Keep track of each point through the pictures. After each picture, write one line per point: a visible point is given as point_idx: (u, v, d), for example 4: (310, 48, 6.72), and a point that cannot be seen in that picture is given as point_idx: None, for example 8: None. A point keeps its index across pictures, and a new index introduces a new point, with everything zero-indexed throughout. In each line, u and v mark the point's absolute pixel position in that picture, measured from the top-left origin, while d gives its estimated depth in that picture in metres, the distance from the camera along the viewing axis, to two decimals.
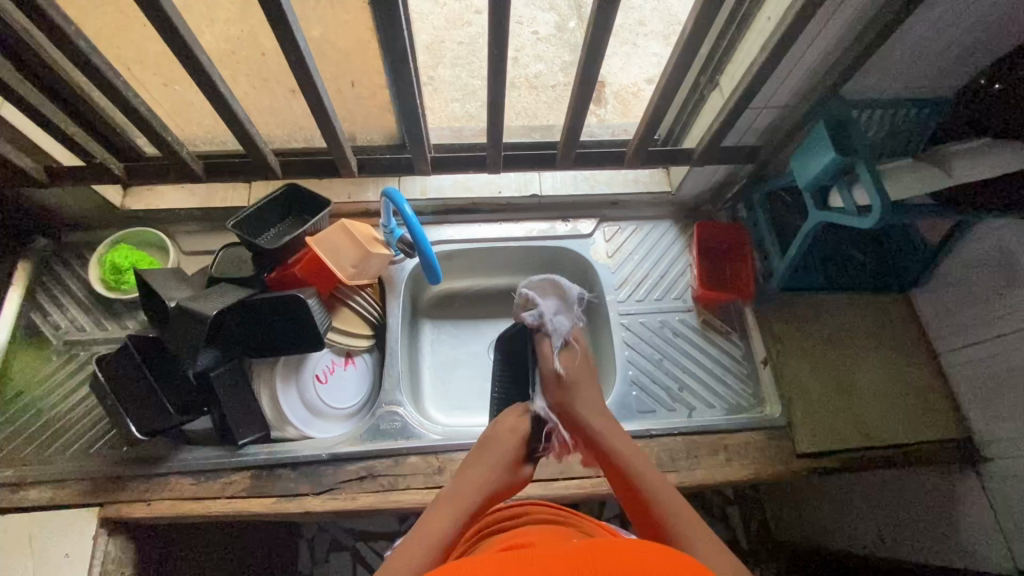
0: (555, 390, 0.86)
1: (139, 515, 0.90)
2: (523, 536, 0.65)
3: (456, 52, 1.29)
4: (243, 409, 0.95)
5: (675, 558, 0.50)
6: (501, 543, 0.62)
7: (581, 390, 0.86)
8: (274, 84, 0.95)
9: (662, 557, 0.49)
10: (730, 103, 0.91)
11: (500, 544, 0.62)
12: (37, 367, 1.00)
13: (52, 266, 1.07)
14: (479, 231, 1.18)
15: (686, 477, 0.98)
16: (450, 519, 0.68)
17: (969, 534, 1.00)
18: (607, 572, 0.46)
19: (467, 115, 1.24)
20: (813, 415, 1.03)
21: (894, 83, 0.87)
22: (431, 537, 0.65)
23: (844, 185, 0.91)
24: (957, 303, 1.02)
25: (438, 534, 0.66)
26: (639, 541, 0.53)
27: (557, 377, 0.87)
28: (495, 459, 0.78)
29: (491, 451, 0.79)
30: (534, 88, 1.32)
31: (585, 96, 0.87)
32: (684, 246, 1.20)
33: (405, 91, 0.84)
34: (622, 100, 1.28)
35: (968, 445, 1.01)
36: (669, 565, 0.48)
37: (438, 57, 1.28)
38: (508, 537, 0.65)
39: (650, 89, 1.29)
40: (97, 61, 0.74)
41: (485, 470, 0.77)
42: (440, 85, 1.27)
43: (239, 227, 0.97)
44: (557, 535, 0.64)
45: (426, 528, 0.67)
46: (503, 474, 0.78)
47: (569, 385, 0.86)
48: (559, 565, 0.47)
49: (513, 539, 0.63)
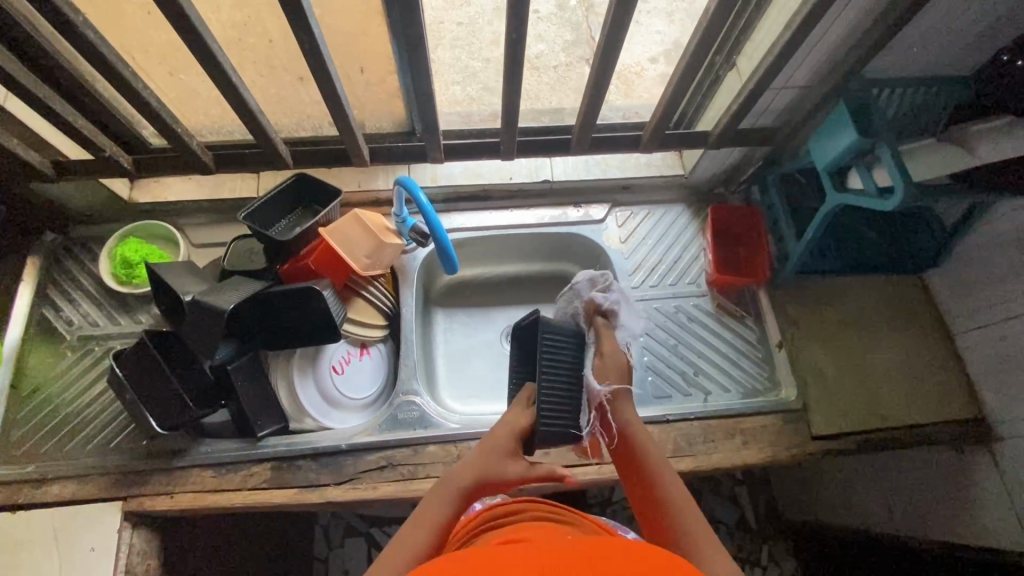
0: (615, 371, 0.80)
1: (163, 508, 0.90)
2: (521, 532, 0.65)
3: (455, 31, 1.20)
4: (262, 401, 0.95)
5: (670, 563, 0.49)
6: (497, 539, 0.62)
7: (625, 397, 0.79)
8: (281, 71, 0.93)
9: (659, 563, 0.49)
10: (749, 84, 0.89)
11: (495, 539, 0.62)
12: (52, 363, 1.00)
13: (61, 260, 1.06)
14: (489, 218, 1.17)
15: (703, 461, 0.98)
16: (444, 506, 0.70)
17: (982, 511, 1.01)
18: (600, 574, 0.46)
19: (468, 99, 1.20)
20: (828, 397, 1.03)
21: (916, 60, 0.85)
22: (424, 526, 0.67)
23: (863, 166, 0.89)
24: (972, 283, 1.01)
25: (431, 524, 0.67)
26: (634, 542, 0.52)
27: (624, 371, 0.80)
28: (494, 450, 0.74)
29: (490, 444, 0.75)
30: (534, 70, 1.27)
31: (602, 81, 0.86)
32: (697, 231, 1.19)
33: (419, 78, 0.83)
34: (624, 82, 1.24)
35: (981, 424, 1.02)
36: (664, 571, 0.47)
37: (437, 38, 1.20)
38: (505, 533, 0.65)
39: (654, 70, 1.21)
40: (105, 51, 0.72)
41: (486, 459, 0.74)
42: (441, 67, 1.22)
43: (251, 219, 0.96)
44: (554, 531, 0.64)
45: (422, 515, 0.69)
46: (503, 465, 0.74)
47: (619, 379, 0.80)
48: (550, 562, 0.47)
49: (510, 535, 0.63)
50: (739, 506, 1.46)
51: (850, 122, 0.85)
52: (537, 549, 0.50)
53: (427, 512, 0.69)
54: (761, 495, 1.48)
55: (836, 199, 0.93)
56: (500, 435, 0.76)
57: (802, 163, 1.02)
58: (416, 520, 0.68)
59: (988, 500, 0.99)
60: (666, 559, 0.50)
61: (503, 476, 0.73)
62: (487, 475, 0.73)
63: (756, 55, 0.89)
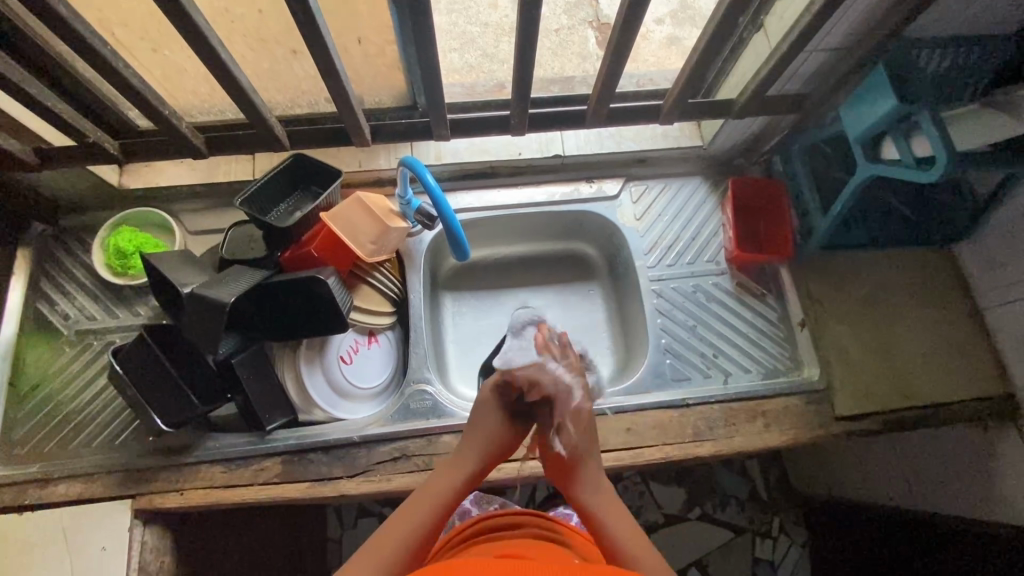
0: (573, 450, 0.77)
1: (173, 505, 0.88)
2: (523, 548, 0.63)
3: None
4: (270, 395, 0.92)
5: None
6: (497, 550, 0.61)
7: (583, 469, 0.76)
8: (273, 44, 0.86)
9: None
10: (781, 47, 0.82)
11: (494, 551, 0.61)
12: (51, 359, 0.96)
13: (52, 252, 1.01)
14: (498, 198, 1.12)
15: (724, 446, 0.96)
16: (446, 487, 0.71)
17: (1008, 489, 0.99)
18: None
19: (468, 66, 1.13)
20: (851, 377, 1.00)
21: (961, 19, 0.78)
22: (419, 510, 0.67)
23: (901, 135, 0.84)
24: (1005, 256, 0.97)
25: (428, 508, 0.67)
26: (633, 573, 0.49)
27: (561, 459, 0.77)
28: (489, 424, 0.78)
29: (483, 415, 0.79)
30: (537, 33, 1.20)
31: (621, 51, 0.79)
32: (715, 205, 1.14)
33: (424, 50, 0.76)
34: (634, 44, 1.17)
35: (1008, 402, 0.99)
36: None
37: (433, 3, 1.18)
38: (502, 545, 0.63)
39: (660, 30, 1.18)
40: (80, 28, 0.66)
41: (481, 430, 0.78)
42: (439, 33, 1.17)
43: (248, 204, 0.91)
44: (555, 551, 0.62)
45: (421, 501, 0.68)
46: (499, 431, 0.78)
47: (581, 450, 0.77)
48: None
49: (508, 549, 0.61)
50: (751, 479, 1.45)
51: (891, 87, 0.79)
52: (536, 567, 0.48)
53: (429, 495, 0.69)
54: (773, 467, 1.47)
55: (868, 170, 0.88)
56: (494, 402, 0.80)
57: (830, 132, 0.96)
58: (411, 504, 0.68)
59: (1015, 479, 0.97)
60: None
61: (500, 441, 0.78)
62: (486, 447, 0.77)
63: (789, 16, 0.83)
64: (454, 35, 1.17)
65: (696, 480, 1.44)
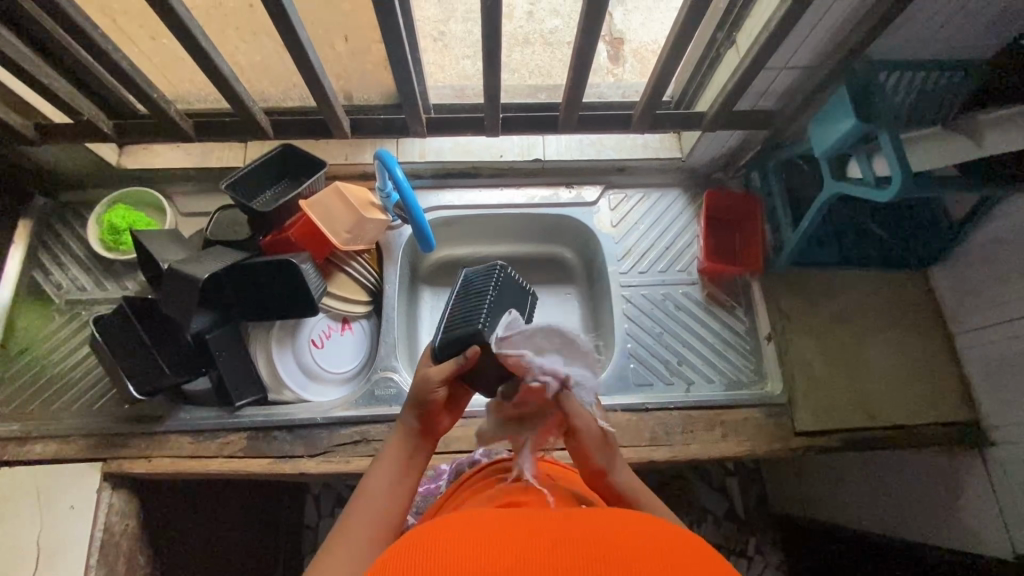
0: (597, 451, 0.68)
1: (140, 470, 0.92)
2: (527, 495, 0.60)
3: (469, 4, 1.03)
4: (242, 372, 0.96)
5: (676, 531, 0.44)
6: (498, 501, 0.58)
7: (613, 455, 0.70)
8: (262, 38, 0.91)
9: (661, 529, 0.43)
10: (747, 62, 0.85)
11: (496, 500, 0.59)
12: (41, 325, 1.02)
13: (51, 224, 1.07)
14: (479, 197, 1.15)
15: (679, 451, 0.97)
16: (394, 456, 0.71)
17: (970, 517, 0.97)
18: (597, 536, 0.41)
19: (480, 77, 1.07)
20: (814, 394, 1.00)
21: (930, 42, 0.79)
22: (376, 499, 0.66)
23: (864, 156, 0.85)
24: (979, 281, 0.96)
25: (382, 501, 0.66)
26: (636, 511, 0.47)
27: (602, 438, 0.68)
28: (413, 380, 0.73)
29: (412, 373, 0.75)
30: (548, 46, 1.08)
31: (585, 59, 0.83)
32: (692, 216, 1.16)
33: (394, 46, 0.80)
34: (642, 62, 1.08)
35: (975, 429, 0.98)
36: (667, 539, 0.41)
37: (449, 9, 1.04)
38: (501, 492, 0.61)
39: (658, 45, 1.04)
40: (72, 12, 0.71)
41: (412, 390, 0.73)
42: (451, 41, 1.04)
43: (235, 189, 0.96)
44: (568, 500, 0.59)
45: (375, 486, 0.67)
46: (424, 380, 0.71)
47: (603, 455, 0.69)
48: (545, 525, 0.43)
49: (510, 497, 0.59)
50: (730, 497, 1.44)
51: (850, 106, 0.80)
52: (538, 515, 0.45)
53: (382, 470, 0.69)
54: (753, 487, 1.45)
55: (832, 189, 0.89)
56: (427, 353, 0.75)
57: (802, 148, 0.97)
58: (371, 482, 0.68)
59: (978, 507, 0.96)
60: (673, 528, 0.44)
61: (425, 401, 0.71)
62: (416, 403, 0.72)
63: (753, 32, 0.85)
64: (469, 43, 1.06)
65: (673, 493, 1.43)
